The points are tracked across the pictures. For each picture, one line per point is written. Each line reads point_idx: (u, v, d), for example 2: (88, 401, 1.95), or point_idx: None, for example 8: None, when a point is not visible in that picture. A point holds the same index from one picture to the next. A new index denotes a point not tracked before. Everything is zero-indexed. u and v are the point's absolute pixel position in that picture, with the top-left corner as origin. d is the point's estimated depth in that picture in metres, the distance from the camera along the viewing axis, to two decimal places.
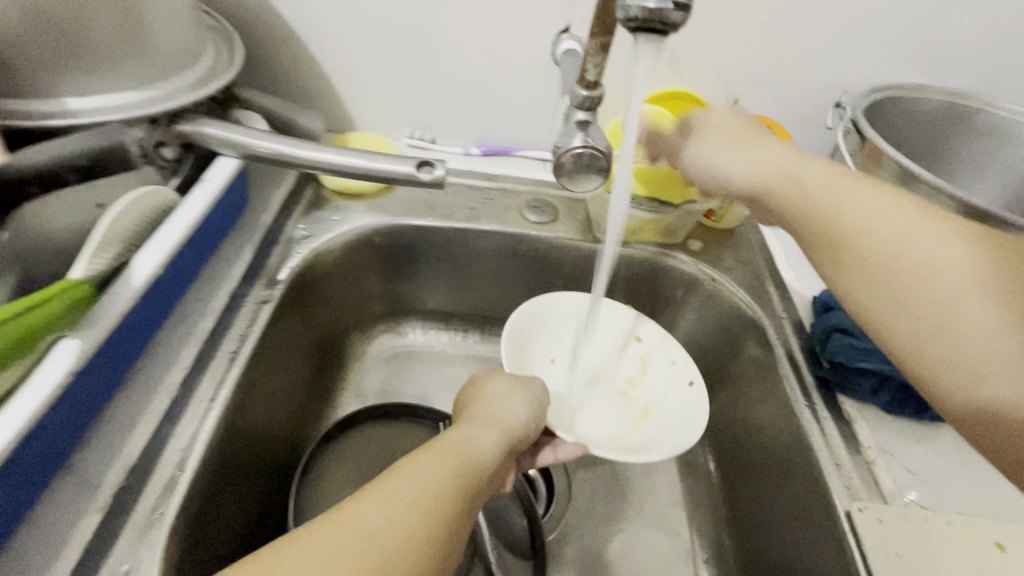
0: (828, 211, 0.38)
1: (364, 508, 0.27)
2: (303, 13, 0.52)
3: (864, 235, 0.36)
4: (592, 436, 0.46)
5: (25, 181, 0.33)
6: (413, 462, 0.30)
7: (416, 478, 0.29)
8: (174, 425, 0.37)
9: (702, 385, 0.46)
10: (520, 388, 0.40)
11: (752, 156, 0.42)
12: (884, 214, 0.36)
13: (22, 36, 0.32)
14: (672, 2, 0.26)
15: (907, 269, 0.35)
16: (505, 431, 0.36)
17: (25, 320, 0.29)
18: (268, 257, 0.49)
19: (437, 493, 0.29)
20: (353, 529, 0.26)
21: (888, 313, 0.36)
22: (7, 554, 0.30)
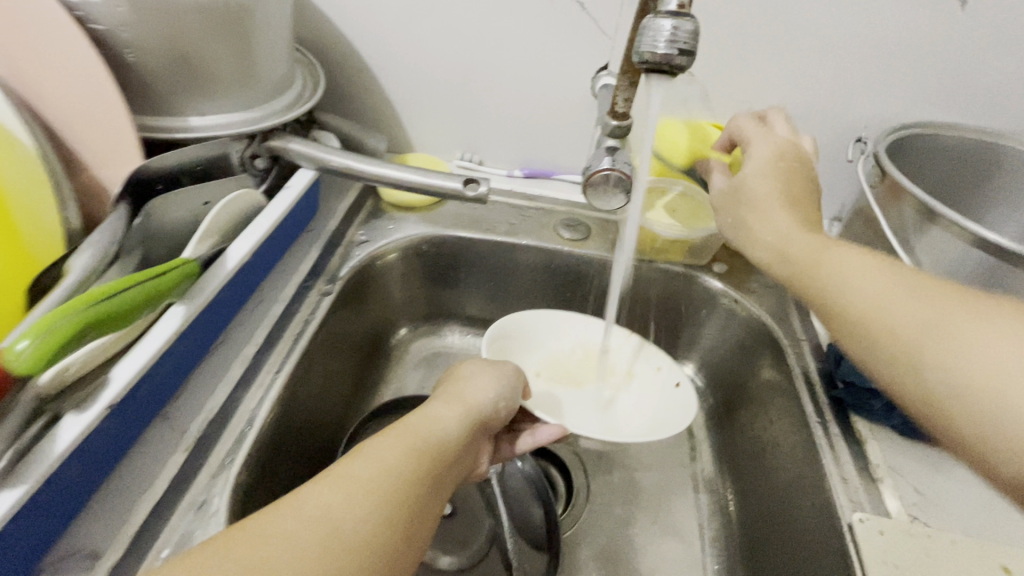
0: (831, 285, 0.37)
1: (326, 486, 0.30)
2: (376, 51, 0.61)
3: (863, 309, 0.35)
4: (577, 425, 0.50)
5: (155, 180, 0.41)
6: (376, 443, 0.33)
7: (379, 458, 0.32)
8: (247, 389, 0.44)
9: (688, 386, 0.52)
10: (490, 370, 0.45)
11: (763, 230, 0.43)
12: (881, 290, 0.35)
13: (165, 70, 0.41)
14: (677, 50, 0.31)
15: (915, 338, 0.32)
16: (469, 410, 0.40)
17: (152, 284, 0.34)
18: (331, 257, 0.57)
19: (398, 466, 0.32)
20: (315, 504, 0.28)
21: (895, 376, 0.33)
22: (115, 475, 0.37)
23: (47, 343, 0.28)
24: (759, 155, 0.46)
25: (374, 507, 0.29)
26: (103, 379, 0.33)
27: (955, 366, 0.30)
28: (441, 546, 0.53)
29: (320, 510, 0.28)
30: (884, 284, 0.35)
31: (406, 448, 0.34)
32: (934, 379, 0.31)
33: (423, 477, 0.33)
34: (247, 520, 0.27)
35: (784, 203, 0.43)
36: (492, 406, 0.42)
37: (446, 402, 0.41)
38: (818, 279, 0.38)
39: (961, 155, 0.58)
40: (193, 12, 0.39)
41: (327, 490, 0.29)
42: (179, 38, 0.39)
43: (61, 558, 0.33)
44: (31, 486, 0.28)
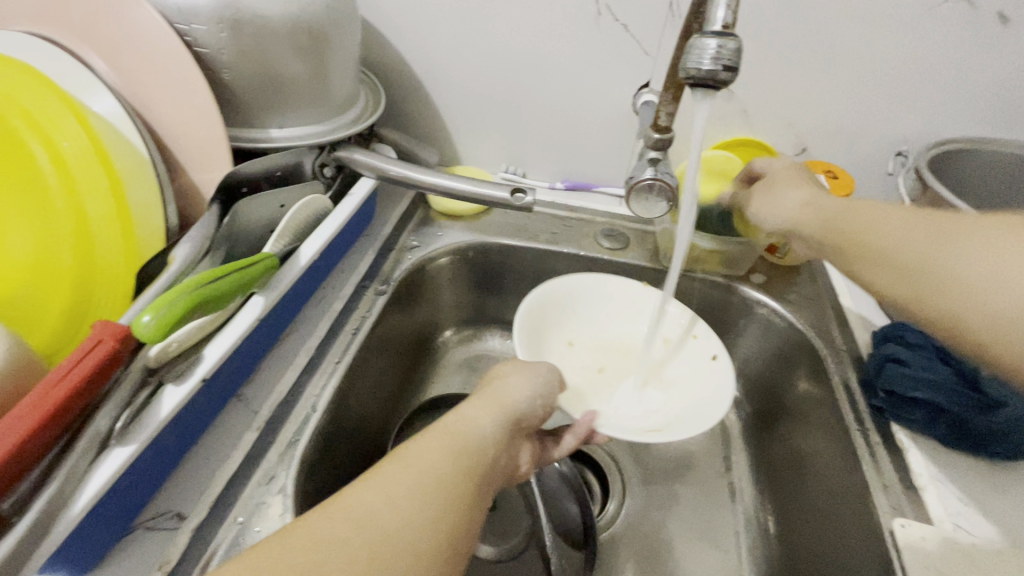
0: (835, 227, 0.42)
1: (365, 489, 0.30)
2: (432, 71, 0.66)
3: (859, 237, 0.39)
4: (609, 413, 0.52)
5: (242, 185, 0.45)
6: (414, 445, 0.34)
7: (418, 460, 0.32)
8: (311, 377, 0.48)
9: (725, 358, 0.53)
10: (527, 370, 0.46)
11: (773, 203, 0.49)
12: (885, 220, 0.38)
13: (254, 88, 0.46)
14: (721, 67, 0.33)
15: (905, 247, 0.36)
16: (504, 411, 0.41)
17: (236, 278, 0.37)
18: (385, 260, 0.61)
19: (435, 470, 0.32)
20: (354, 512, 0.28)
21: (900, 288, 0.35)
22: (198, 447, 0.41)
23: (165, 318, 0.32)
24: (785, 165, 0.51)
25: (412, 513, 0.29)
26: (196, 357, 0.37)
27: (952, 266, 0.32)
28: (485, 535, 0.56)
29: (359, 513, 0.28)
30: (879, 214, 0.39)
31: (443, 451, 0.34)
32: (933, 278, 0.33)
33: (461, 481, 0.33)
34: (293, 525, 0.28)
35: (784, 181, 0.50)
36: (528, 404, 0.43)
37: (481, 402, 0.41)
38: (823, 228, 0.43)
39: (1008, 169, 0.58)
40: (279, 35, 0.44)
41: (365, 493, 0.29)
42: (268, 60, 0.45)
43: (154, 517, 0.37)
44: (140, 444, 0.32)
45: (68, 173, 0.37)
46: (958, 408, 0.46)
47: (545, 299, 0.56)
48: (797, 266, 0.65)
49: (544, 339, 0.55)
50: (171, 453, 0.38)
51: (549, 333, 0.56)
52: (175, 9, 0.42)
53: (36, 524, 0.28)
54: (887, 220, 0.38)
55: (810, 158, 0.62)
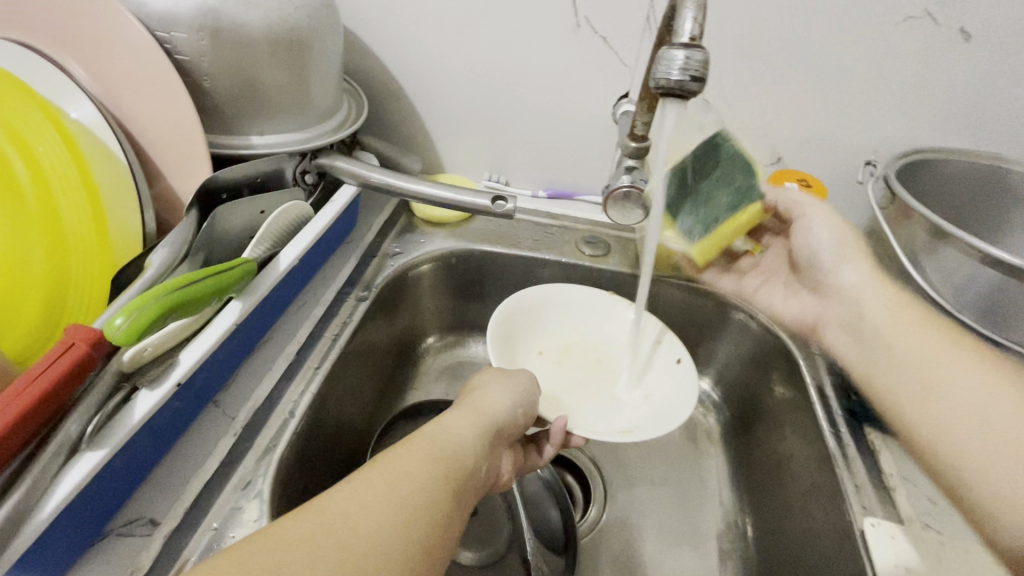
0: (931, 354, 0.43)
1: (339, 494, 0.30)
2: (415, 81, 0.67)
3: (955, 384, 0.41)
4: (579, 419, 0.52)
5: (220, 191, 0.45)
6: (393, 452, 0.34)
7: (395, 468, 0.33)
8: (290, 382, 0.48)
9: (689, 361, 0.54)
10: (507, 380, 0.47)
11: (848, 281, 0.50)
12: (968, 378, 0.41)
13: (235, 95, 0.46)
14: (689, 78, 0.34)
15: (997, 417, 0.38)
16: (484, 421, 0.41)
17: (211, 282, 0.37)
18: (367, 266, 0.61)
19: (413, 476, 0.33)
20: (331, 516, 0.29)
21: (920, 427, 0.42)
22: (172, 453, 0.41)
23: (136, 322, 0.32)
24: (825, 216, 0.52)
25: (387, 517, 0.30)
26: (172, 361, 0.37)
27: (959, 434, 0.39)
28: (464, 542, 0.55)
29: (332, 517, 0.29)
30: (928, 352, 0.43)
31: (422, 458, 0.34)
32: (960, 444, 0.39)
33: (439, 486, 0.33)
34: (269, 527, 0.28)
35: (862, 264, 0.50)
36: (507, 414, 0.44)
37: (460, 413, 0.42)
38: (919, 346, 0.44)
39: (972, 179, 0.59)
40: (260, 44, 0.44)
41: (340, 499, 0.30)
42: (249, 68, 0.45)
43: (127, 523, 0.37)
44: (112, 449, 0.32)
45: (40, 173, 0.37)
46: None
47: (514, 308, 0.57)
48: None
49: (515, 349, 0.55)
50: (144, 458, 0.37)
51: (519, 341, 0.57)
52: (155, 16, 0.42)
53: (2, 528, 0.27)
54: (940, 366, 0.42)
55: (785, 168, 0.64)
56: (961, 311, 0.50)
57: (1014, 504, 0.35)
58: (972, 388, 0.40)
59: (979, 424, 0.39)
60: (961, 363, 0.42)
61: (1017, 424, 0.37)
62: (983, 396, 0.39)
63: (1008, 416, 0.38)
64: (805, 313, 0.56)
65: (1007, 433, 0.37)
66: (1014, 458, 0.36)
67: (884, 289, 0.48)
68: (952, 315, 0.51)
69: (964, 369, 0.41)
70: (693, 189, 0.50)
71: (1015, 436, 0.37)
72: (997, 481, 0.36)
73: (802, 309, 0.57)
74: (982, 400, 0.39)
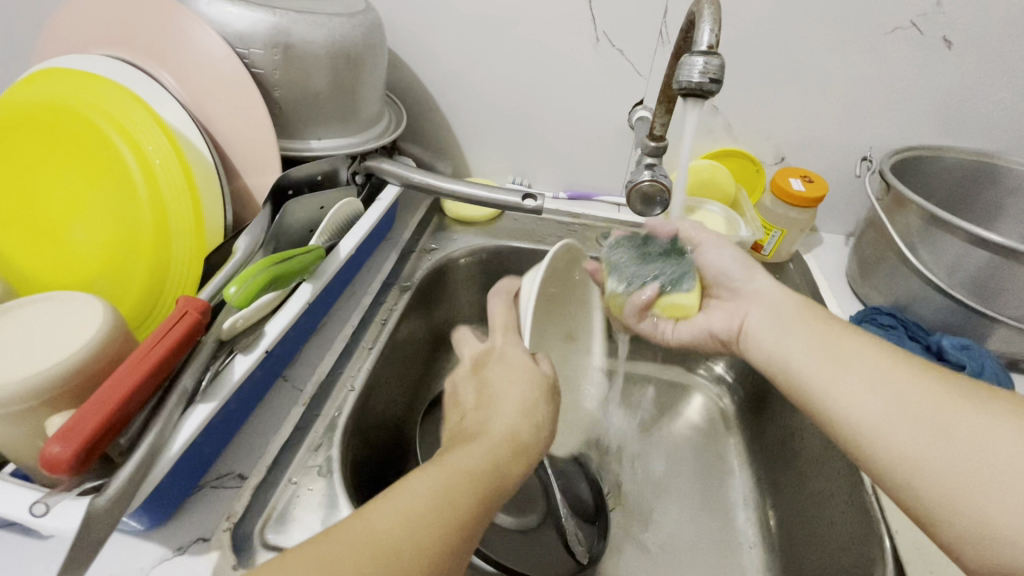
0: (839, 342, 0.43)
1: (386, 510, 0.29)
2: (447, 94, 0.73)
3: (867, 361, 0.41)
4: None
5: (288, 189, 0.51)
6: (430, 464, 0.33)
7: (431, 480, 0.32)
8: (348, 360, 0.53)
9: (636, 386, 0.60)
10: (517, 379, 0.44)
11: (762, 285, 0.51)
12: (863, 381, 0.40)
13: (300, 103, 0.52)
14: (707, 79, 0.40)
15: (897, 388, 0.38)
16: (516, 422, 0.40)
17: (287, 263, 0.43)
18: (407, 260, 0.66)
19: (457, 490, 0.32)
20: (372, 534, 0.28)
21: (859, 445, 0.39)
22: (252, 421, 0.46)
23: (247, 290, 0.38)
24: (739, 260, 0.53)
25: (433, 532, 0.29)
26: (260, 332, 0.42)
27: (881, 436, 0.37)
28: (501, 505, 0.59)
29: (380, 535, 0.28)
30: (831, 360, 0.42)
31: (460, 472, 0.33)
32: (875, 447, 0.38)
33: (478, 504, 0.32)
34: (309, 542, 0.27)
35: (749, 265, 0.52)
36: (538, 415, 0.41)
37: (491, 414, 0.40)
38: (818, 346, 0.44)
39: (959, 174, 0.65)
40: (323, 58, 0.50)
41: (389, 518, 0.29)
42: (312, 80, 0.51)
43: (218, 477, 0.42)
44: (220, 401, 0.37)
45: (149, 169, 0.42)
46: None
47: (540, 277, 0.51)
48: (780, 263, 0.71)
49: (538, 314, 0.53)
50: (233, 417, 0.42)
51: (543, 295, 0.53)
52: (236, 35, 0.48)
53: (145, 459, 0.32)
54: (845, 374, 0.41)
55: (788, 166, 0.70)
56: (953, 289, 0.55)
57: (946, 498, 0.34)
58: (871, 391, 0.39)
59: (874, 428, 0.38)
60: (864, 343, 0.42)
61: (914, 392, 0.38)
62: (880, 395, 0.39)
63: (907, 400, 0.37)
64: (728, 321, 0.52)
65: (909, 397, 0.38)
66: (925, 438, 0.36)
67: (776, 295, 0.49)
68: (945, 293, 0.56)
69: (865, 345, 0.42)
70: (655, 260, 0.54)
71: (928, 408, 0.36)
72: (933, 453, 0.35)
73: (722, 319, 0.53)
74: (886, 372, 0.39)
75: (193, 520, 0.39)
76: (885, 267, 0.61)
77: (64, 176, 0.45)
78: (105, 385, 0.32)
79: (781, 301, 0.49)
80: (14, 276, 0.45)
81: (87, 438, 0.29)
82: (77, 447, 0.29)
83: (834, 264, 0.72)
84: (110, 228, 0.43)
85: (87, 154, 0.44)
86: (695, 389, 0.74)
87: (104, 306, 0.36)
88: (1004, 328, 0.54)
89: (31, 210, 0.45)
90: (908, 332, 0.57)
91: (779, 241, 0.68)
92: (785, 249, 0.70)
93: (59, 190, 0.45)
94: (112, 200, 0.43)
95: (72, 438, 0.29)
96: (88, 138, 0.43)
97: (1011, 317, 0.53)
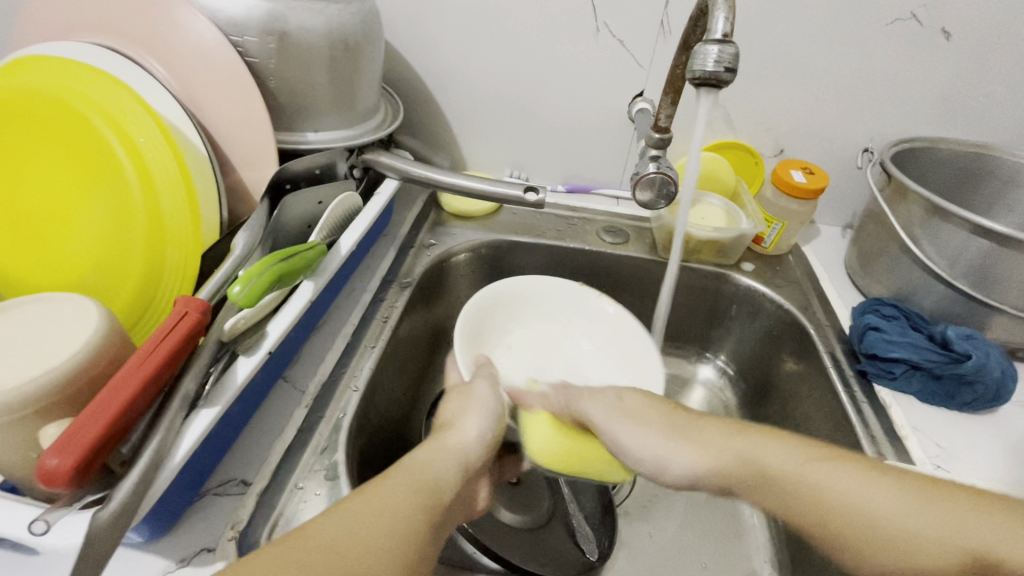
0: (836, 518, 0.30)
1: (324, 520, 0.28)
2: (444, 85, 0.71)
3: (874, 526, 0.29)
4: None
5: (286, 183, 0.49)
6: (376, 482, 0.32)
7: (377, 497, 0.31)
8: (351, 359, 0.51)
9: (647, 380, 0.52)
10: (472, 403, 0.42)
11: (711, 443, 0.34)
12: (868, 494, 0.30)
13: (295, 94, 0.50)
14: (723, 68, 0.39)
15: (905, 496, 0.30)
16: (460, 456, 0.38)
17: (287, 264, 0.40)
18: (405, 256, 0.64)
19: (396, 509, 0.31)
20: (314, 541, 0.27)
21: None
22: (255, 426, 0.44)
23: (252, 290, 0.37)
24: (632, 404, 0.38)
25: (368, 543, 0.28)
26: (262, 332, 0.40)
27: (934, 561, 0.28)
28: (509, 506, 0.58)
29: (319, 542, 0.27)
30: (824, 485, 0.31)
31: (399, 490, 0.32)
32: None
33: (418, 522, 0.31)
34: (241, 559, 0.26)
35: (682, 441, 0.35)
36: (479, 445, 0.40)
37: (434, 449, 0.38)
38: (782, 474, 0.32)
39: (957, 164, 0.65)
40: (320, 48, 0.48)
41: (326, 527, 0.28)
42: (308, 71, 0.49)
43: (220, 485, 0.40)
44: (223, 405, 0.35)
45: (140, 163, 0.40)
46: (929, 364, 0.52)
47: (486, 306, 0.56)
48: (780, 255, 0.71)
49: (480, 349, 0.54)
50: (235, 421, 0.41)
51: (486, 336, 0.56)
52: (229, 22, 0.46)
53: (149, 470, 0.30)
54: (845, 501, 0.30)
55: (787, 158, 0.70)
56: (955, 279, 0.55)
57: None
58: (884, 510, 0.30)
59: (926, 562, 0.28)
60: (863, 481, 0.31)
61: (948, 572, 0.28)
62: (894, 512, 0.29)
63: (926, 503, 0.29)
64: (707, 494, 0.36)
65: (942, 568, 0.28)
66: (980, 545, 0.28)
67: (724, 480, 0.33)
68: (948, 283, 0.56)
69: (864, 486, 0.30)
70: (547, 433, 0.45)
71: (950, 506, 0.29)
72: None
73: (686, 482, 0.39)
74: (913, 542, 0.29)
75: (195, 531, 0.37)
76: (887, 258, 0.62)
77: (49, 171, 0.42)
78: (104, 392, 0.30)
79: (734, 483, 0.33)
80: (1, 278, 0.43)
81: (86, 450, 0.28)
82: (76, 459, 0.27)
83: (833, 256, 0.72)
84: (102, 224, 0.41)
85: (73, 147, 0.41)
86: (695, 382, 0.73)
87: (100, 308, 0.34)
88: (1004, 317, 0.55)
89: (18, 206, 0.43)
90: (911, 323, 0.57)
91: (780, 233, 0.68)
92: (785, 242, 0.70)
93: (47, 185, 0.42)
94: (103, 195, 0.41)
95: (71, 448, 0.27)
96: (74, 129, 0.41)
97: (1010, 304, 0.54)
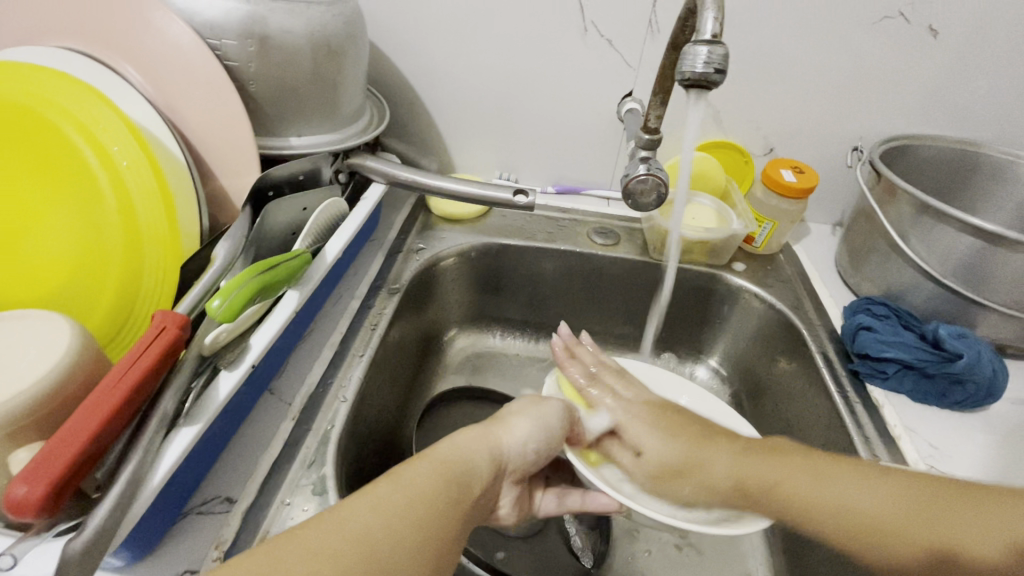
0: (815, 509, 0.37)
1: (359, 506, 0.29)
2: (431, 87, 0.70)
3: (846, 506, 0.36)
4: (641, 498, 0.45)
5: (267, 190, 0.47)
6: (403, 468, 0.33)
7: (406, 484, 0.32)
8: (338, 369, 0.50)
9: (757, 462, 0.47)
10: (533, 410, 0.43)
11: (718, 472, 0.42)
12: (809, 475, 0.38)
13: (276, 99, 0.49)
14: (712, 70, 0.38)
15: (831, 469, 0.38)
16: (496, 451, 0.39)
17: (268, 275, 0.39)
18: (394, 261, 0.63)
19: (425, 498, 0.31)
20: (348, 526, 0.28)
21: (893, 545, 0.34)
22: (241, 440, 0.43)
23: (232, 303, 0.35)
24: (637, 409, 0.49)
25: (397, 534, 0.29)
26: (244, 346, 0.39)
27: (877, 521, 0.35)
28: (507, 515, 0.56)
29: (355, 529, 0.28)
30: (795, 478, 0.38)
31: (427, 474, 0.33)
32: (897, 536, 0.34)
33: (447, 512, 0.32)
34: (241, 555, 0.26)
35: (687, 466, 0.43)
36: (520, 449, 0.40)
37: (472, 435, 0.39)
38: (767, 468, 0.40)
39: (946, 161, 0.65)
40: (301, 51, 0.47)
41: (363, 509, 0.29)
42: (289, 74, 0.48)
43: (204, 502, 0.39)
44: (205, 423, 0.34)
45: (114, 172, 0.39)
46: (922, 364, 0.52)
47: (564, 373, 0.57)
48: (771, 254, 0.71)
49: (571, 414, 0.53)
50: (218, 438, 0.40)
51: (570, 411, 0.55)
52: (206, 25, 0.45)
53: (124, 494, 0.29)
54: (810, 485, 0.38)
55: (777, 157, 0.69)
56: (946, 278, 0.55)
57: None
58: (843, 487, 0.36)
59: (879, 523, 0.35)
60: (834, 475, 0.37)
61: (905, 551, 0.34)
62: (847, 488, 0.36)
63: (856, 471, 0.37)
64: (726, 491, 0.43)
65: (876, 523, 0.35)
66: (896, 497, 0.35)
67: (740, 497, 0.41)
68: (938, 281, 0.56)
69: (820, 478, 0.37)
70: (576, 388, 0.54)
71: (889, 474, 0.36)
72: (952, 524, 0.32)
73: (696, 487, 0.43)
74: (880, 522, 0.35)
75: (177, 552, 0.36)
76: (877, 256, 0.62)
77: (19, 182, 0.41)
78: (76, 414, 0.28)
79: (738, 500, 0.41)
80: None
81: (57, 476, 0.27)
82: (47, 486, 0.26)
83: (824, 255, 0.72)
84: (76, 236, 0.40)
85: (44, 155, 0.40)
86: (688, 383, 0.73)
87: (72, 325, 0.33)
88: (994, 314, 0.55)
89: None
90: (903, 322, 0.57)
91: (770, 232, 0.68)
92: (776, 241, 0.69)
93: (16, 197, 0.41)
94: (76, 206, 0.40)
95: (40, 477, 0.26)
96: (44, 137, 0.40)
97: (1000, 301, 0.54)
